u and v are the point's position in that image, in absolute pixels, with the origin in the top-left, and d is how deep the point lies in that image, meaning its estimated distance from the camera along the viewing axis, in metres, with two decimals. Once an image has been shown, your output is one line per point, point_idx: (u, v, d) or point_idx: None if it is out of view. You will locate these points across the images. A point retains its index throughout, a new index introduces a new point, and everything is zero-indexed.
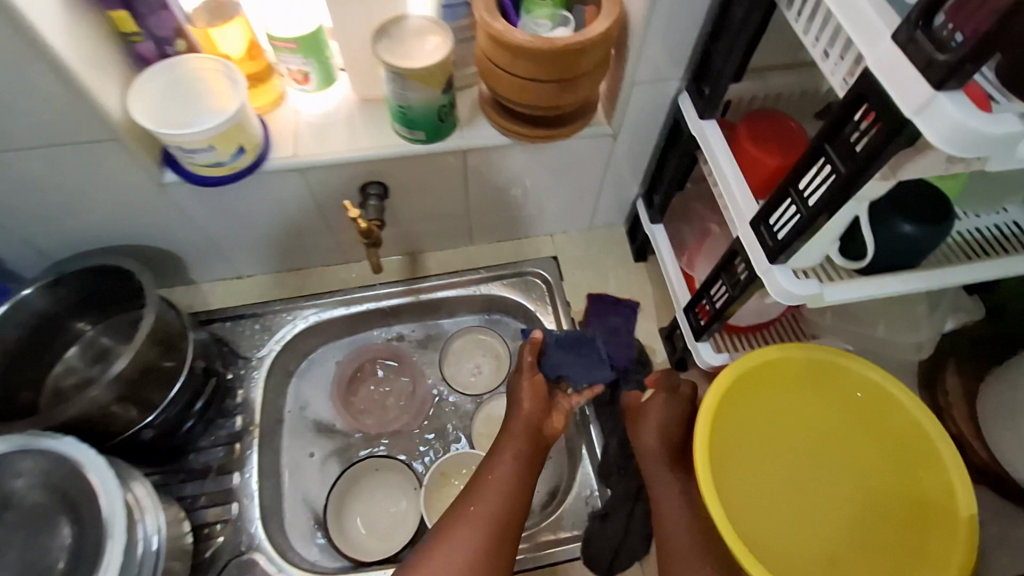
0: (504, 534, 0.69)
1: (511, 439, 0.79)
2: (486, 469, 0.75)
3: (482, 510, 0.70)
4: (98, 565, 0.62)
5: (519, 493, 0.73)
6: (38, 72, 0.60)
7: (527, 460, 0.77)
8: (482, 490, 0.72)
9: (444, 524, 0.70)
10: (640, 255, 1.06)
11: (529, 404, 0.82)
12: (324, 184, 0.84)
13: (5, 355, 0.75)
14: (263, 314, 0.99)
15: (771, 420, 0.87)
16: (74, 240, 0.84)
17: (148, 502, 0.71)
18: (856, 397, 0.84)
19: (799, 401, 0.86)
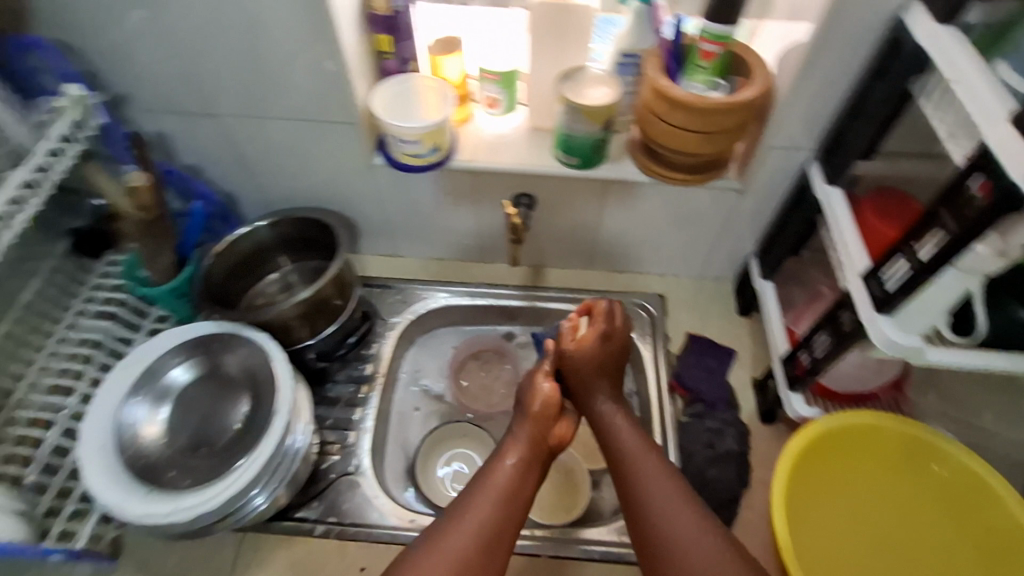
0: (500, 538, 0.73)
1: (508, 446, 0.83)
2: (484, 476, 0.79)
3: (477, 519, 0.73)
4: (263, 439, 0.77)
5: (515, 498, 0.77)
6: (330, 65, 0.85)
7: (526, 467, 0.81)
8: (476, 496, 0.76)
9: (443, 519, 0.74)
10: (744, 310, 1.13)
11: (535, 408, 0.86)
12: (489, 188, 1.03)
13: (229, 267, 0.98)
14: (407, 289, 1.17)
15: (848, 489, 0.88)
16: (292, 196, 1.09)
17: (304, 407, 0.86)
18: (940, 480, 0.84)
19: (878, 476, 0.87)
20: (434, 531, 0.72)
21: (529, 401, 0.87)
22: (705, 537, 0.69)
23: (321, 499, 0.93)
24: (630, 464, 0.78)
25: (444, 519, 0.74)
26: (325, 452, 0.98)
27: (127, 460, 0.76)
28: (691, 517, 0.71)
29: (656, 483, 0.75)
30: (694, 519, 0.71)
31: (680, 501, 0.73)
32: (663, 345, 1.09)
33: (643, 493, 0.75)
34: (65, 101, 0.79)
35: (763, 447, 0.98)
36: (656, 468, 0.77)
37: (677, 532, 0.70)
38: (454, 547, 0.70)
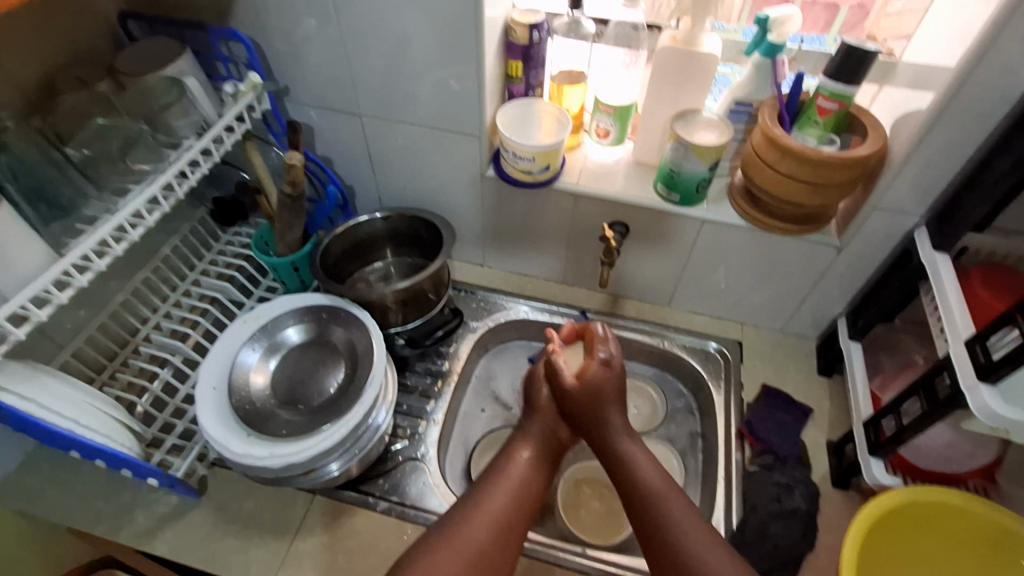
0: (511, 532, 0.77)
1: (520, 442, 0.90)
2: (496, 471, 0.84)
3: (490, 510, 0.78)
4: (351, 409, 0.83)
5: (527, 493, 0.82)
6: (467, 82, 0.94)
7: (537, 465, 0.87)
8: (490, 486, 0.81)
9: (460, 503, 0.80)
10: (825, 370, 1.11)
11: (545, 402, 0.94)
12: (586, 215, 1.08)
13: (342, 251, 1.09)
14: (490, 297, 1.24)
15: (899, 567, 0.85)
16: (404, 196, 1.19)
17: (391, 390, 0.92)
18: (997, 560, 0.81)
19: (929, 551, 0.84)
20: (448, 516, 0.77)
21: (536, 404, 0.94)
22: (704, 536, 0.73)
23: (387, 477, 0.97)
24: (636, 478, 0.82)
25: (460, 506, 0.79)
26: (395, 435, 1.03)
27: (236, 402, 0.83)
28: (691, 518, 0.75)
29: (655, 488, 0.80)
30: (693, 519, 0.75)
31: (677, 497, 0.78)
32: (735, 392, 1.08)
33: (644, 492, 0.80)
34: (246, 86, 0.92)
35: (833, 512, 0.94)
36: (659, 473, 0.82)
37: (680, 533, 0.74)
38: (470, 534, 0.74)
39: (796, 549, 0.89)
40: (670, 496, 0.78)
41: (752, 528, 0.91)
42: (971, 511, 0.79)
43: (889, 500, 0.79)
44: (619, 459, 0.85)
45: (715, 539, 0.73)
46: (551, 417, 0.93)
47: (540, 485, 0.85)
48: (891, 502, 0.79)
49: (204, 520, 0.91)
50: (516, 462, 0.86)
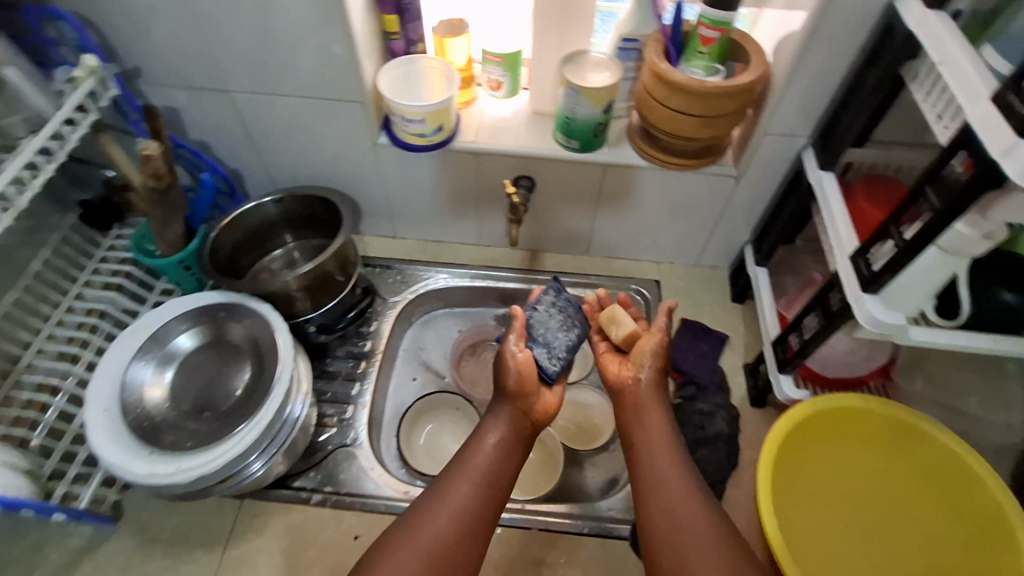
0: (483, 515, 0.74)
1: (497, 422, 0.82)
2: (468, 455, 0.79)
3: (458, 499, 0.74)
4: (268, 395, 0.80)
5: (498, 477, 0.77)
6: (336, 42, 0.86)
7: (508, 448, 0.80)
8: (459, 476, 0.76)
9: (423, 500, 0.74)
10: (738, 297, 1.15)
11: (513, 382, 0.83)
12: (491, 174, 1.05)
13: (234, 243, 1.01)
14: (407, 269, 1.19)
15: (808, 484, 0.89)
16: (298, 175, 1.11)
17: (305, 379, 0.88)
18: (872, 432, 0.87)
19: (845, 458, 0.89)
20: (410, 516, 0.72)
21: (508, 382, 0.84)
22: (694, 510, 0.70)
23: (318, 469, 0.94)
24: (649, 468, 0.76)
25: (420, 501, 0.74)
26: (323, 424, 1.00)
27: (131, 421, 0.77)
28: (690, 507, 0.71)
29: (654, 457, 0.76)
30: (693, 506, 0.71)
31: (676, 479, 0.74)
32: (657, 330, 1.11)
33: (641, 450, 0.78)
34: (82, 71, 0.81)
35: (753, 430, 0.99)
36: (657, 449, 0.77)
37: (676, 511, 0.71)
38: (435, 529, 0.70)
39: (721, 469, 0.93)
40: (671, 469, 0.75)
41: None
42: (872, 411, 0.85)
43: (776, 431, 0.82)
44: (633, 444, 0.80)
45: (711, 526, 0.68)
46: (524, 396, 0.83)
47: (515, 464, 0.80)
48: (780, 430, 0.83)
49: (124, 545, 0.86)
50: (491, 445, 0.79)
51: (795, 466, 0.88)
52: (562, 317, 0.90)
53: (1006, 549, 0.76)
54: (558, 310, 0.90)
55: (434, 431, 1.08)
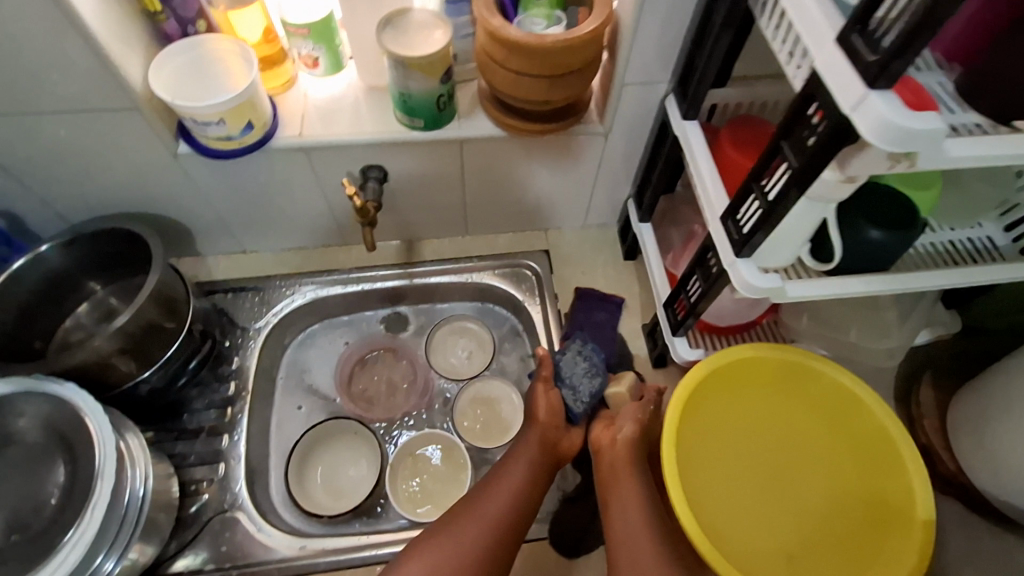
0: (506, 534, 0.73)
1: (525, 447, 0.81)
2: (500, 471, 0.79)
3: (491, 507, 0.74)
4: (89, 498, 0.65)
5: (522, 499, 0.76)
6: (70, 39, 0.66)
7: (536, 469, 0.79)
8: (487, 489, 0.77)
9: (457, 510, 0.75)
10: (629, 255, 1.10)
11: (544, 416, 0.84)
12: (333, 171, 0.90)
13: (18, 308, 0.81)
14: (264, 288, 1.03)
15: (713, 460, 0.86)
16: (92, 205, 0.90)
17: (139, 453, 0.72)
18: (755, 390, 0.87)
19: (746, 407, 0.87)
20: (449, 520, 0.73)
21: (541, 413, 0.84)
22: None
23: (195, 547, 0.83)
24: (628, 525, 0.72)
25: (457, 507, 0.75)
26: (193, 492, 0.87)
27: None
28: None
29: (633, 520, 0.73)
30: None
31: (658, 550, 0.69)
32: (551, 306, 1.05)
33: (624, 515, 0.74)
34: None
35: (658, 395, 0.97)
36: (641, 517, 0.73)
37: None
38: (460, 535, 0.71)
39: None
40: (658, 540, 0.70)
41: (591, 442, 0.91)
42: (765, 357, 0.84)
43: (670, 425, 0.77)
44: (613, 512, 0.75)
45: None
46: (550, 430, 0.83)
47: (536, 489, 0.79)
48: (674, 420, 0.78)
49: None
50: (512, 469, 0.79)
51: (698, 447, 0.85)
52: (588, 364, 0.89)
53: (892, 468, 0.79)
54: (586, 357, 0.89)
55: (327, 460, 0.97)
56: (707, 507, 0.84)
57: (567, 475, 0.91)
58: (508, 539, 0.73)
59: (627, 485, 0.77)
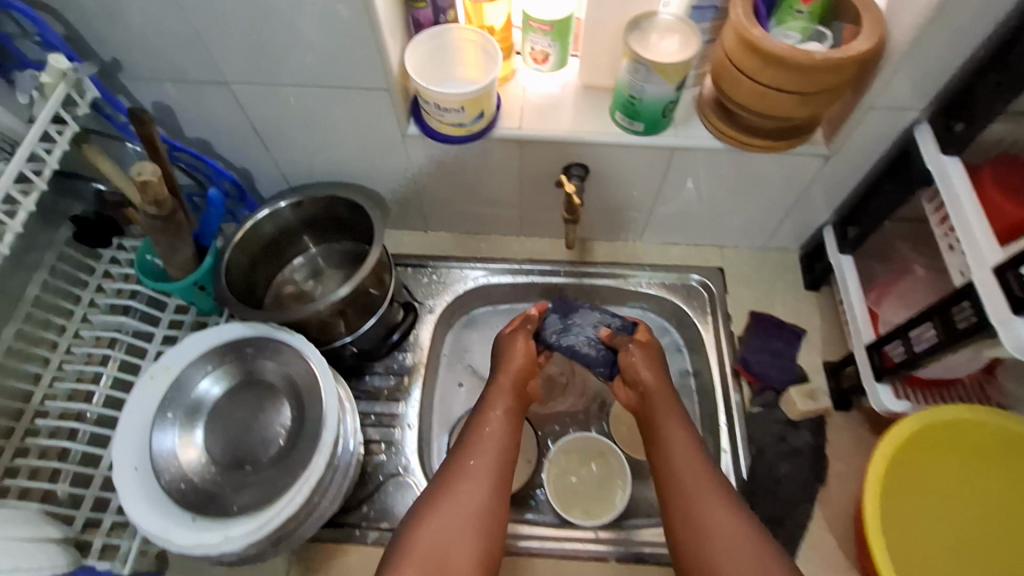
0: (501, 485, 0.74)
1: (493, 402, 0.82)
2: (479, 426, 0.79)
3: (481, 463, 0.74)
4: (318, 443, 0.71)
5: (508, 447, 0.77)
6: (353, 24, 0.70)
7: (511, 417, 0.81)
8: (471, 447, 0.76)
9: (447, 475, 0.74)
10: (812, 285, 1.04)
11: (519, 364, 0.86)
12: (536, 163, 0.91)
13: (250, 257, 0.90)
14: (441, 267, 1.08)
15: (905, 528, 0.82)
16: (313, 172, 0.97)
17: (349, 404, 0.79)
18: (953, 456, 0.80)
19: (950, 470, 0.81)
20: (444, 485, 0.72)
21: (510, 363, 0.86)
22: (729, 518, 0.68)
23: (371, 503, 0.88)
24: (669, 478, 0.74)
25: (443, 474, 0.74)
26: (370, 450, 0.92)
27: (165, 485, 0.70)
28: (723, 516, 0.69)
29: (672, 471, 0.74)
30: (727, 517, 0.69)
31: (705, 485, 0.72)
32: (724, 326, 1.01)
33: (667, 458, 0.76)
34: (50, 75, 0.66)
35: (840, 438, 0.91)
36: (683, 452, 0.76)
37: (707, 520, 0.69)
38: (462, 501, 0.70)
39: (806, 488, 0.87)
40: (697, 476, 0.73)
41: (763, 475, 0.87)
42: (975, 422, 0.76)
43: (872, 484, 0.74)
44: (660, 445, 0.78)
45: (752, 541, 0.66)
46: (522, 375, 0.85)
47: (514, 432, 0.80)
48: (874, 486, 0.74)
49: None
50: (492, 424, 0.79)
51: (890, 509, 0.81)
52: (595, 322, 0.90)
53: None
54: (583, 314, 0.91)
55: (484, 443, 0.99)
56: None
57: None
58: (503, 488, 0.74)
59: (668, 428, 0.79)
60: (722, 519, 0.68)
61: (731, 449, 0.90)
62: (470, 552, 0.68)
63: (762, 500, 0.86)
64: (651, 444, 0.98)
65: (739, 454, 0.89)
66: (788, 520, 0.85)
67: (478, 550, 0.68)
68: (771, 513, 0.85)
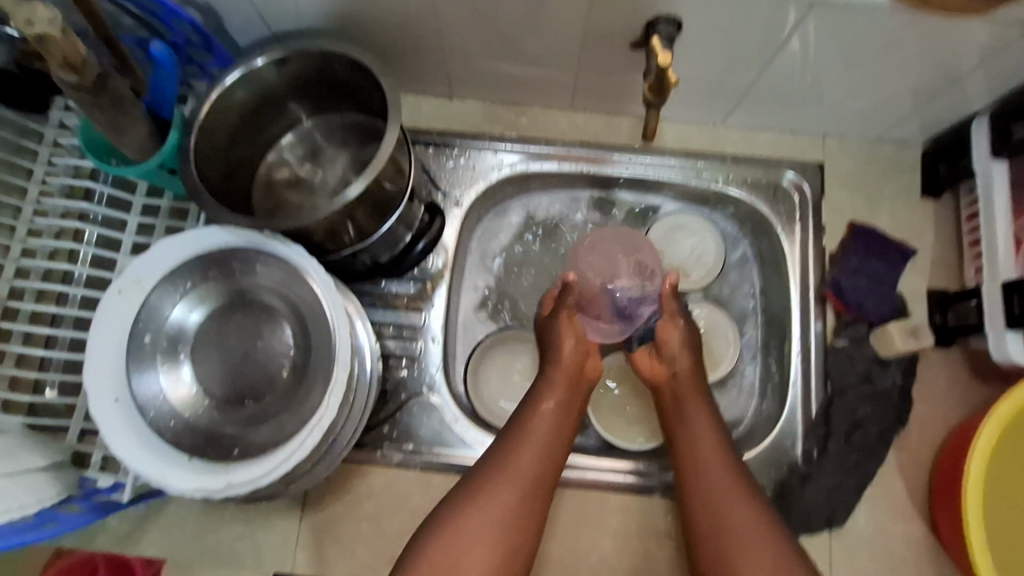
0: (544, 490, 0.62)
1: (556, 383, 0.68)
2: (531, 413, 0.66)
3: (527, 464, 0.62)
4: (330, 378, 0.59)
5: (559, 441, 0.65)
6: None
7: (568, 410, 0.67)
8: (519, 439, 0.63)
9: (486, 469, 0.61)
10: (931, 192, 0.84)
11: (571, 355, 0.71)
12: (609, 16, 0.66)
13: (227, 131, 0.70)
14: (470, 149, 0.87)
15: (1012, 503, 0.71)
16: (303, 16, 0.72)
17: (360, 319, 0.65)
18: None
19: None
20: (481, 479, 0.60)
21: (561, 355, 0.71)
22: (759, 525, 0.59)
23: (393, 423, 0.79)
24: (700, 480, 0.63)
25: (483, 464, 0.62)
26: (390, 365, 0.81)
27: (151, 424, 0.59)
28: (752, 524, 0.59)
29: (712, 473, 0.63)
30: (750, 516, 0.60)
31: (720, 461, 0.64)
32: (815, 240, 0.83)
33: (696, 453, 0.65)
34: None
35: (932, 379, 0.79)
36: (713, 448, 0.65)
37: (735, 532, 0.59)
38: (498, 513, 0.58)
39: (886, 433, 0.77)
40: (720, 472, 0.63)
41: (838, 416, 0.77)
42: None
43: (979, 449, 0.66)
44: (687, 440, 0.66)
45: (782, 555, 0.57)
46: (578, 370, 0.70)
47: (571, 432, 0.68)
48: (983, 447, 0.66)
49: (186, 508, 0.77)
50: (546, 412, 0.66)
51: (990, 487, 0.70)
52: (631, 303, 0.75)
53: None
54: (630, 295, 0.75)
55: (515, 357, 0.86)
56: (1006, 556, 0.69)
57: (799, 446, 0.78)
58: (546, 491, 0.62)
59: (695, 414, 0.68)
60: (754, 528, 0.58)
61: (802, 382, 0.79)
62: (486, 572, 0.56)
63: (835, 444, 0.76)
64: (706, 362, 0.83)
65: (811, 390, 0.78)
66: (859, 467, 0.76)
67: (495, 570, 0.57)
68: (842, 460, 0.76)
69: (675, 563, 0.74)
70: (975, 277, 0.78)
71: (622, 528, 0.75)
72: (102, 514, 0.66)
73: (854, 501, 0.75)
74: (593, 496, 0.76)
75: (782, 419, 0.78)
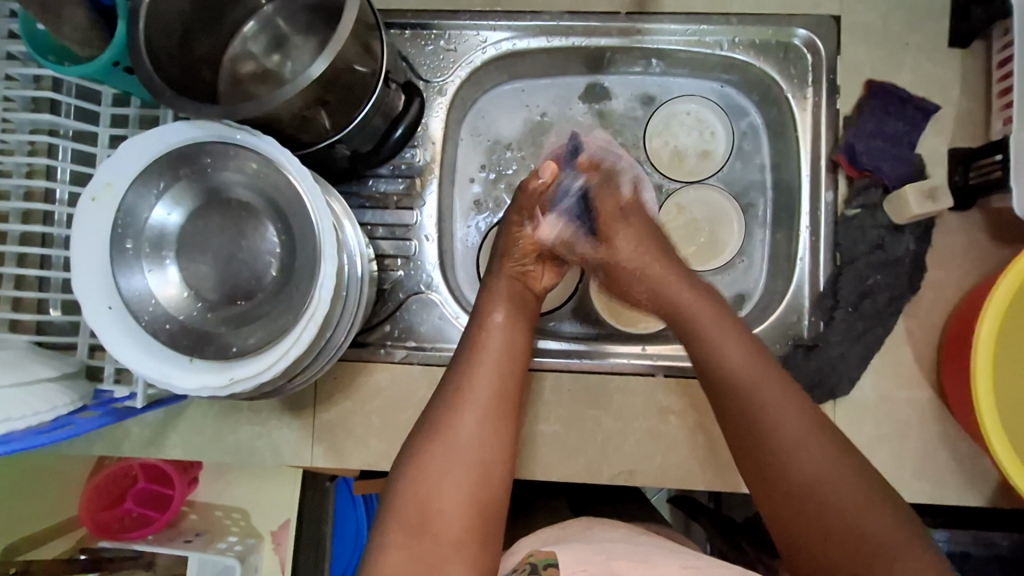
0: (505, 411, 0.59)
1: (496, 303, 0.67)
2: (476, 339, 0.64)
3: (479, 388, 0.59)
4: (316, 274, 0.58)
5: (511, 362, 0.62)
6: None
7: (519, 322, 0.66)
8: (472, 366, 0.61)
9: (440, 394, 0.60)
10: (960, 39, 0.76)
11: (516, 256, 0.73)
12: None
13: (180, 20, 0.63)
14: (450, 29, 0.80)
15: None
16: None
17: (346, 215, 0.63)
18: None
19: None
20: (438, 410, 0.58)
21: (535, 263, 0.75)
22: (847, 480, 0.53)
23: (394, 322, 0.79)
24: (722, 381, 0.60)
25: (435, 402, 0.60)
26: (385, 265, 0.80)
27: (148, 327, 0.59)
28: (794, 426, 0.56)
29: (755, 388, 0.58)
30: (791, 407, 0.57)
31: (758, 371, 0.59)
32: (827, 103, 0.77)
33: (745, 398, 0.58)
34: None
35: (948, 243, 0.75)
36: (732, 350, 0.61)
37: (799, 465, 0.54)
38: (455, 437, 0.56)
39: (896, 301, 0.74)
40: (744, 369, 0.59)
41: (846, 287, 0.75)
42: None
43: (992, 311, 0.63)
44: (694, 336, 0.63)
45: (826, 443, 0.55)
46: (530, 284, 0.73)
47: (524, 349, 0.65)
48: (999, 303, 0.63)
49: (203, 413, 0.79)
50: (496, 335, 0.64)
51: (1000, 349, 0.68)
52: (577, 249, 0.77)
53: None
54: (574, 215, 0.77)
55: None
56: (1009, 411, 0.69)
57: (803, 320, 0.77)
58: (507, 413, 0.59)
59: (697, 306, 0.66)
60: (802, 433, 0.55)
61: (811, 255, 0.77)
62: (463, 500, 0.54)
63: (841, 314, 0.75)
64: (710, 250, 0.83)
65: (818, 263, 0.77)
66: (866, 336, 0.74)
67: (472, 505, 0.54)
68: (849, 329, 0.74)
69: (681, 436, 0.76)
70: (1004, 130, 0.72)
71: (626, 406, 0.76)
72: (118, 419, 0.68)
73: (860, 371, 0.74)
74: (594, 379, 0.77)
75: (788, 295, 0.78)
